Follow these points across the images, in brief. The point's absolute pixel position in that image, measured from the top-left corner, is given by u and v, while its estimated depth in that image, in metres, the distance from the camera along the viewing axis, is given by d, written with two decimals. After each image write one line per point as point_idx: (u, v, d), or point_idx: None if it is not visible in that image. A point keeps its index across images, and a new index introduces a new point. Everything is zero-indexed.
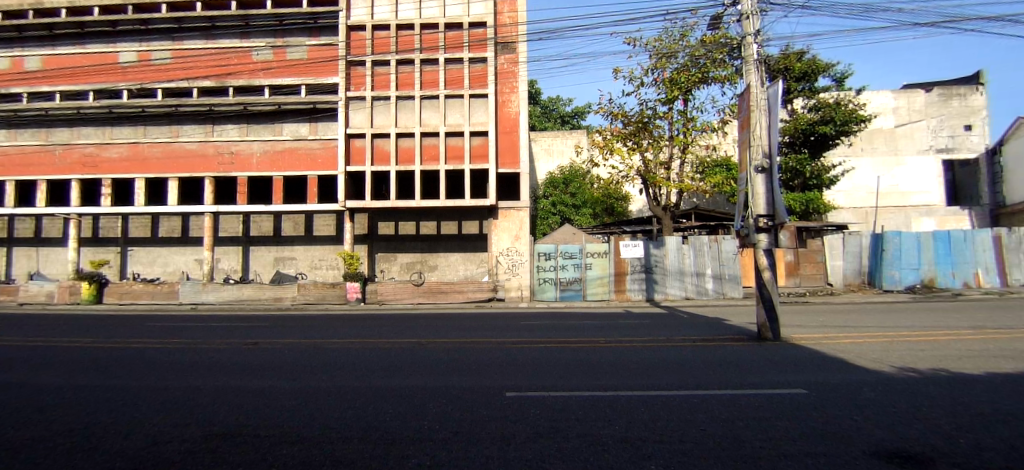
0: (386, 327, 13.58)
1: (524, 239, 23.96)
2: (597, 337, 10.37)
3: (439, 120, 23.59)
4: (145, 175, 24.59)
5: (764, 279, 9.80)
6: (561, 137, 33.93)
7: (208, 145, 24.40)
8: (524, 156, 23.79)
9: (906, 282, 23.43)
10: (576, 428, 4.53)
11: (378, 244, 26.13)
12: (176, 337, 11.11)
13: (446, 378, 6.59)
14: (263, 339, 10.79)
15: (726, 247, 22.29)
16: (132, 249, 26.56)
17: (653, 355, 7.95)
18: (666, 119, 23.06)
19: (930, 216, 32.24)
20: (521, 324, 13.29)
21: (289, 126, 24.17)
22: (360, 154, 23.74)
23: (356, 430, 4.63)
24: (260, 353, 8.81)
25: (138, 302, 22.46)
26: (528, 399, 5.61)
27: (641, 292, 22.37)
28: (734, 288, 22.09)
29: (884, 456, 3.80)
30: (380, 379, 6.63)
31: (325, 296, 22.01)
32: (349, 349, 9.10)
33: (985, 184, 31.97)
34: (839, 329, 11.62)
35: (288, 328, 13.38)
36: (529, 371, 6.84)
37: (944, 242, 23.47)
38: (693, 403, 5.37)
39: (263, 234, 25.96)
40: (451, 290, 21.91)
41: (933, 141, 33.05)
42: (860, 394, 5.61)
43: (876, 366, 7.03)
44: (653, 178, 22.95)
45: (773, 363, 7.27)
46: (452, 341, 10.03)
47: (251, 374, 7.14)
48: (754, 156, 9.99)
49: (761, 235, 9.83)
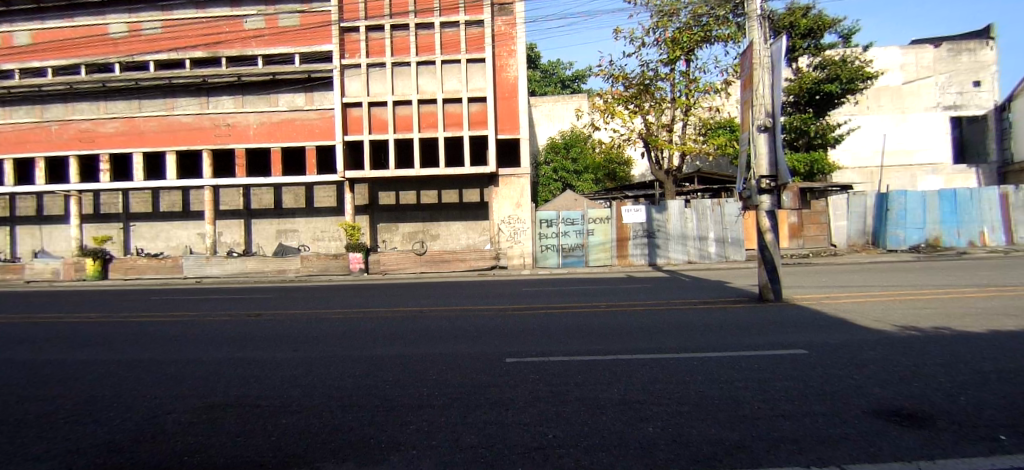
0: (389, 296, 13.63)
1: (525, 207, 23.85)
2: (598, 302, 10.38)
3: (436, 86, 23.14)
4: (142, 149, 24.41)
5: (767, 241, 9.68)
6: (562, 102, 33.34)
7: (204, 118, 24.07)
8: (523, 122, 23.46)
9: (910, 242, 23.24)
10: (575, 392, 4.54)
11: (379, 215, 26.08)
12: (180, 311, 11.17)
13: (447, 345, 6.62)
14: (266, 311, 10.83)
15: (728, 210, 22.20)
16: (134, 224, 26.59)
17: (654, 319, 7.97)
18: (667, 80, 22.58)
19: (936, 174, 32.07)
20: (522, 291, 13.30)
21: (285, 97, 23.78)
22: (358, 123, 23.41)
23: (357, 397, 4.66)
24: (263, 325, 8.85)
25: (143, 276, 22.63)
26: (528, 364, 5.63)
27: (643, 257, 22.33)
28: (737, 251, 22.07)
29: (884, 415, 3.81)
30: (381, 348, 6.68)
31: (328, 267, 22.10)
32: (351, 319, 9.13)
33: (993, 140, 31.48)
34: (841, 289, 11.60)
35: (291, 299, 13.46)
36: (530, 337, 6.87)
37: (950, 201, 23.12)
38: (693, 365, 5.38)
39: (264, 207, 25.88)
40: (453, 259, 21.96)
41: (941, 98, 32.52)
42: (861, 354, 5.61)
43: (879, 325, 7.03)
44: (654, 141, 22.61)
45: (774, 324, 7.28)
46: (452, 309, 10.06)
47: (255, 345, 7.19)
48: (756, 116, 9.72)
49: (763, 196, 9.66)
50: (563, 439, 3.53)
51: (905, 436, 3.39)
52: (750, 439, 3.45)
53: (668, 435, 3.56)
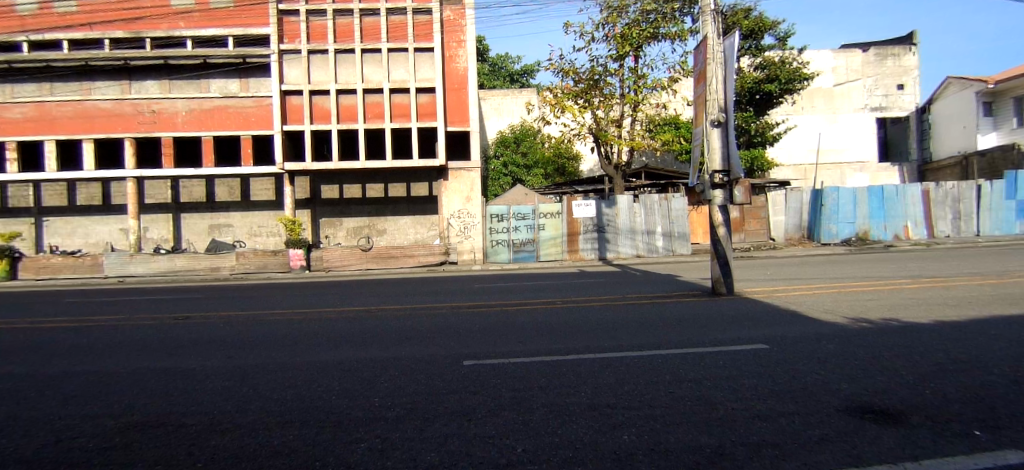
0: (335, 295, 12.90)
1: (475, 201, 23.46)
2: (555, 297, 10.16)
3: (382, 75, 22.24)
4: (55, 137, 22.09)
5: (718, 235, 9.75)
6: (511, 96, 33.05)
7: (125, 103, 22.06)
8: (473, 114, 22.94)
9: (842, 236, 24.68)
10: (541, 398, 4.23)
11: (322, 209, 24.93)
12: (98, 315, 10.04)
13: (400, 347, 6.18)
14: (198, 313, 9.91)
15: (675, 205, 22.65)
16: (47, 219, 24.14)
17: (615, 315, 7.80)
18: (616, 76, 22.76)
19: (863, 172, 34.11)
20: (475, 287, 12.92)
21: (217, 82, 22.20)
22: (298, 112, 22.18)
23: (299, 411, 4.16)
24: (194, 329, 8.03)
25: (57, 276, 20.56)
26: (487, 368, 5.27)
27: (593, 252, 22.43)
28: (683, 245, 22.59)
29: (859, 413, 3.74)
30: (327, 353, 6.14)
31: (267, 264, 20.85)
32: (295, 321, 8.48)
33: (914, 140, 34.20)
34: (786, 282, 11.96)
35: (227, 300, 12.50)
36: (489, 336, 6.53)
37: (877, 198, 24.70)
38: (660, 364, 5.19)
39: (195, 201, 24.13)
40: (401, 254, 21.27)
41: (869, 100, 34.44)
42: (819, 349, 5.63)
43: (831, 318, 7.19)
44: (604, 136, 22.73)
45: (732, 318, 7.28)
46: (404, 307, 9.57)
47: (183, 353, 6.44)
48: (709, 111, 9.79)
49: (716, 191, 9.73)
50: (533, 453, 3.20)
51: (883, 435, 3.30)
52: (731, 445, 3.25)
53: (646, 443, 3.32)
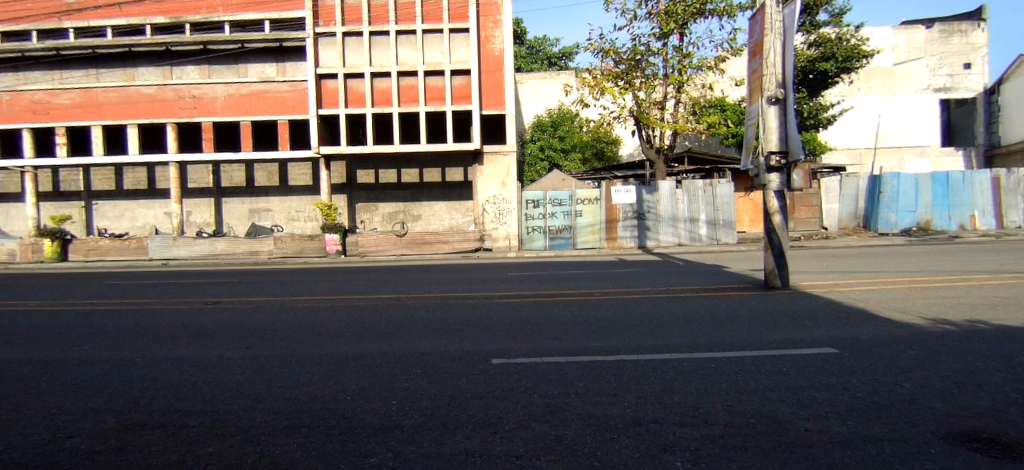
0: (367, 281, 12.67)
1: (511, 186, 22.86)
2: (592, 288, 9.56)
3: (416, 57, 21.85)
4: (102, 122, 22.71)
5: (774, 223, 8.92)
6: (549, 79, 32.19)
7: (167, 89, 22.46)
8: (509, 97, 22.33)
9: (902, 225, 22.83)
10: (576, 408, 3.71)
11: (358, 194, 24.94)
12: (131, 298, 10.08)
13: (425, 341, 5.77)
14: (228, 298, 9.79)
15: (720, 191, 21.52)
16: (97, 203, 25.02)
17: (657, 310, 7.18)
18: (659, 55, 21.67)
19: (923, 157, 31.83)
20: (508, 276, 12.45)
21: (255, 67, 22.41)
22: (333, 96, 22.06)
23: (308, 414, 3.77)
24: (218, 316, 7.86)
25: (106, 258, 21.27)
26: (518, 368, 4.79)
27: (632, 240, 21.61)
28: (729, 234, 21.46)
29: (965, 443, 3.08)
30: (348, 345, 5.80)
31: (303, 248, 20.96)
32: (323, 308, 8.23)
33: (981, 124, 31.21)
34: (847, 274, 11.00)
35: (260, 284, 12.47)
36: (520, 331, 6.04)
37: (941, 185, 22.86)
38: (711, 369, 4.58)
39: (235, 185, 24.51)
40: (435, 240, 21.03)
41: (932, 80, 32.08)
42: (898, 355, 4.91)
43: (906, 318, 6.39)
44: (646, 118, 21.65)
45: (791, 316, 6.56)
46: (434, 296, 9.17)
47: (202, 342, 6.22)
48: (767, 86, 8.91)
49: (771, 174, 8.85)
50: None
51: None
52: None
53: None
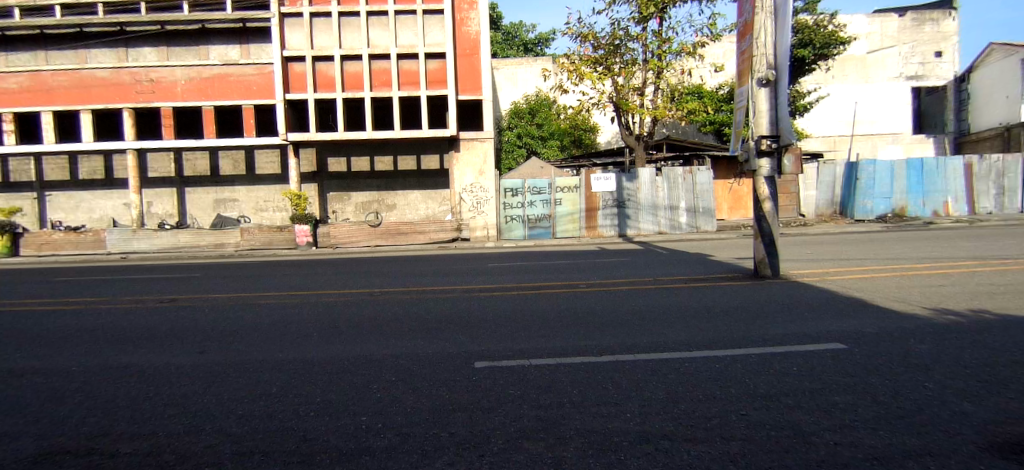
0: (339, 274, 12.01)
1: (488, 174, 22.17)
2: (576, 279, 9.14)
3: (389, 40, 20.97)
4: (51, 108, 21.26)
5: (764, 210, 8.62)
6: (525, 64, 31.50)
7: (122, 72, 21.12)
8: (486, 82, 21.66)
9: (877, 212, 23.22)
10: (573, 422, 3.24)
11: (329, 183, 24.05)
12: (76, 297, 9.25)
13: (401, 342, 5.25)
14: (185, 295, 9.05)
15: (700, 179, 21.35)
16: (49, 194, 23.57)
17: (648, 303, 6.78)
18: (638, 41, 21.23)
19: (896, 144, 31.99)
20: (486, 267, 11.95)
21: (217, 49, 21.29)
22: (301, 80, 21.06)
23: (261, 436, 3.22)
24: (173, 316, 7.18)
25: (59, 253, 20.04)
26: (504, 372, 4.33)
27: (612, 228, 21.32)
28: (708, 221, 21.35)
29: (1014, 454, 2.74)
30: (315, 348, 5.24)
31: (273, 240, 20.08)
32: (289, 306, 7.60)
33: (952, 111, 31.71)
34: (833, 262, 10.83)
35: (222, 279, 11.72)
36: (504, 329, 5.56)
37: (917, 171, 23.08)
38: (716, 371, 4.19)
39: (198, 174, 23.35)
40: (411, 231, 20.37)
41: (904, 68, 32.67)
42: (909, 351, 4.59)
43: (906, 309, 6.13)
44: (626, 104, 21.22)
45: (789, 309, 6.24)
46: (410, 290, 8.62)
47: (150, 348, 5.58)
48: (757, 67, 8.56)
49: (761, 159, 8.53)
50: None
51: None
52: None
53: None
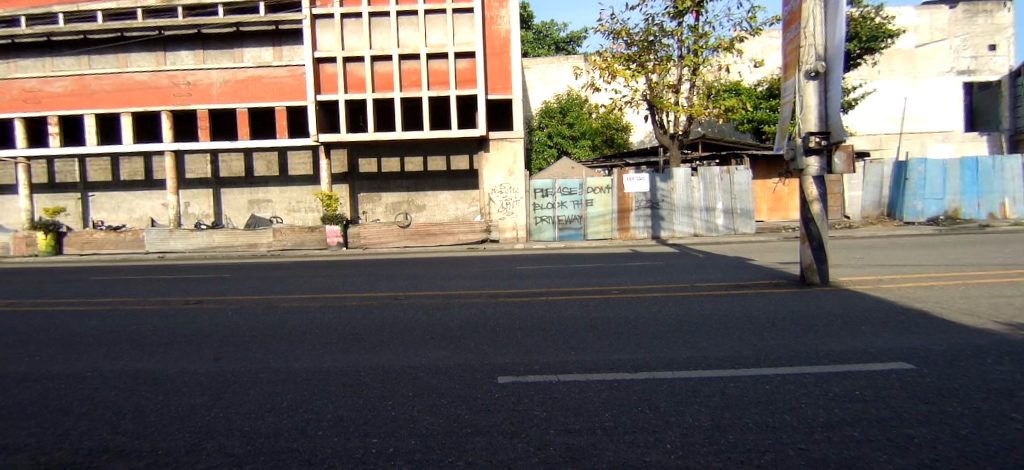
0: (366, 276, 11.86)
1: (517, 175, 21.88)
2: (606, 284, 8.71)
3: (418, 39, 20.89)
4: (95, 111, 21.98)
5: (812, 212, 8.03)
6: (556, 63, 31.07)
7: (161, 75, 21.68)
8: (516, 81, 21.34)
9: (928, 214, 21.86)
10: (606, 453, 2.87)
11: (360, 183, 24.16)
12: (107, 297, 9.35)
13: (421, 353, 4.96)
14: (211, 296, 9.01)
15: (738, 179, 20.52)
16: (93, 194, 24.42)
17: (684, 312, 6.32)
18: (674, 36, 20.55)
19: (946, 142, 30.37)
20: (514, 270, 11.62)
21: (251, 51, 21.64)
22: (332, 81, 21.18)
23: (265, 458, 2.97)
24: (195, 319, 7.09)
25: (102, 251, 20.67)
26: (530, 388, 3.98)
27: (646, 230, 20.69)
28: (746, 224, 20.50)
29: None
30: (333, 357, 5.01)
31: (304, 240, 20.25)
32: (311, 309, 7.43)
33: (1007, 109, 29.66)
34: (885, 268, 10.10)
35: (250, 279, 11.73)
36: (529, 340, 5.21)
37: (972, 170, 21.66)
38: (766, 393, 3.75)
39: (233, 175, 23.80)
40: (440, 232, 20.22)
41: (955, 63, 30.55)
42: (990, 372, 4.03)
43: (977, 322, 5.51)
44: (660, 102, 20.51)
45: (843, 321, 5.69)
46: (436, 294, 8.36)
47: (166, 353, 5.44)
48: (805, 59, 7.98)
49: (809, 157, 7.90)
50: None
51: None
52: None
53: None
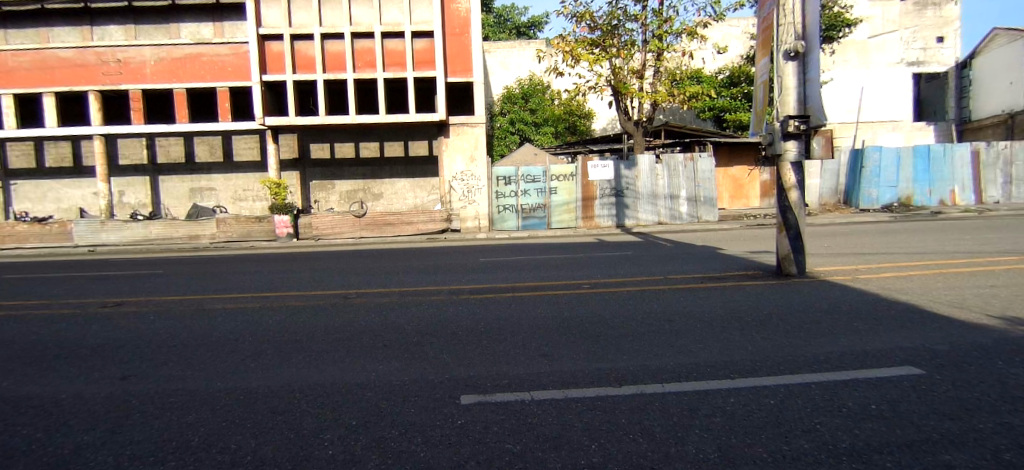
0: (316, 271, 10.90)
1: (479, 161, 21.06)
2: (577, 278, 8.16)
3: (372, 17, 19.73)
4: (10, 91, 19.79)
5: (790, 200, 7.67)
6: (518, 47, 30.30)
7: (86, 52, 19.72)
8: (477, 63, 20.45)
9: (882, 201, 22.49)
10: None
11: (312, 171, 22.87)
12: (14, 299, 8.15)
13: (372, 365, 4.26)
14: (136, 297, 7.95)
15: (701, 166, 20.40)
16: (13, 183, 22.20)
17: (664, 309, 5.83)
18: (638, 21, 20.09)
19: (896, 131, 30.97)
20: (477, 263, 10.92)
21: (188, 27, 20.08)
22: (279, 60, 19.75)
23: None
24: (112, 325, 6.12)
25: (23, 245, 18.76)
26: (501, 411, 3.34)
27: (610, 219, 20.36)
28: (710, 212, 20.47)
29: None
30: (266, 371, 4.25)
31: (251, 231, 18.93)
32: (249, 312, 6.55)
33: (952, 99, 30.48)
34: (854, 256, 9.97)
35: (186, 276, 10.61)
36: (498, 346, 4.60)
37: (923, 159, 22.36)
38: (773, 411, 3.24)
39: (173, 161, 22.08)
40: (398, 221, 19.28)
41: (905, 54, 31.55)
42: (1008, 377, 3.64)
43: (970, 317, 5.22)
44: (624, 87, 20.03)
45: (833, 320, 5.32)
46: (393, 291, 7.61)
47: (63, 368, 4.54)
48: (783, 38, 7.60)
49: (788, 142, 7.56)
50: None
51: None
52: None
53: None
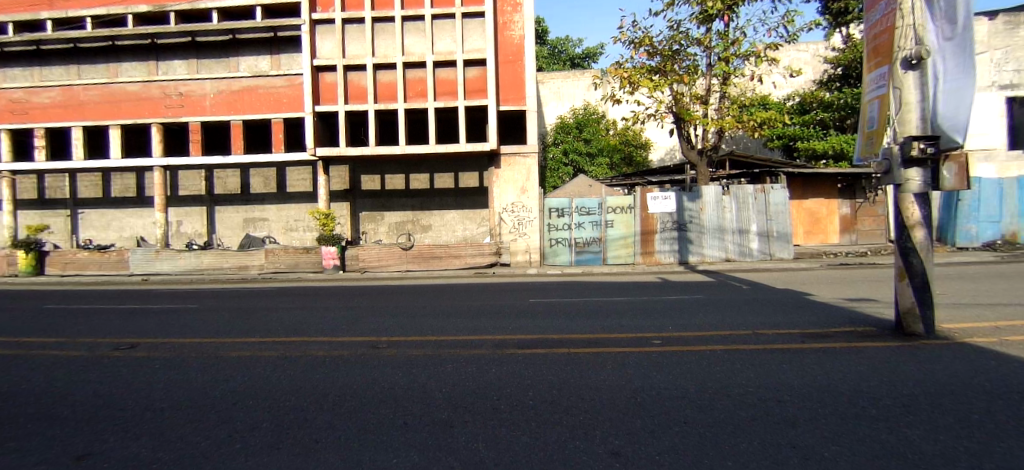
0: (352, 309, 10.08)
1: (531, 192, 20.22)
2: (639, 330, 6.90)
3: (424, 46, 19.57)
4: (82, 123, 20.91)
5: (915, 240, 6.22)
6: (572, 78, 29.67)
7: (152, 86, 20.62)
8: (530, 91, 19.76)
9: (982, 238, 19.81)
10: None
11: (362, 201, 22.69)
12: (30, 334, 7.70)
13: (383, 458, 3.20)
14: (149, 335, 7.32)
15: (773, 199, 18.71)
16: (82, 211, 23.23)
17: (762, 382, 4.51)
18: (701, 44, 18.85)
19: (988, 161, 26.89)
20: (526, 304, 9.84)
21: (246, 61, 20.49)
22: (332, 91, 19.85)
23: None
24: (105, 370, 5.41)
25: (84, 272, 19.28)
26: None
27: (672, 255, 18.83)
28: (784, 248, 18.63)
29: None
30: (247, 459, 3.26)
31: (298, 262, 18.73)
32: (259, 361, 5.70)
33: None
34: (986, 308, 8.17)
35: (216, 311, 10.04)
36: (550, 437, 3.46)
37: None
38: None
39: (229, 192, 22.50)
40: (446, 255, 18.56)
41: (995, 77, 26.56)
42: None
43: None
44: (687, 114, 18.62)
45: (1012, 408, 3.87)
46: (427, 340, 6.62)
47: (13, 435, 3.72)
48: (900, 43, 6.25)
49: (909, 169, 6.12)
50: None
51: None
52: None
53: None
